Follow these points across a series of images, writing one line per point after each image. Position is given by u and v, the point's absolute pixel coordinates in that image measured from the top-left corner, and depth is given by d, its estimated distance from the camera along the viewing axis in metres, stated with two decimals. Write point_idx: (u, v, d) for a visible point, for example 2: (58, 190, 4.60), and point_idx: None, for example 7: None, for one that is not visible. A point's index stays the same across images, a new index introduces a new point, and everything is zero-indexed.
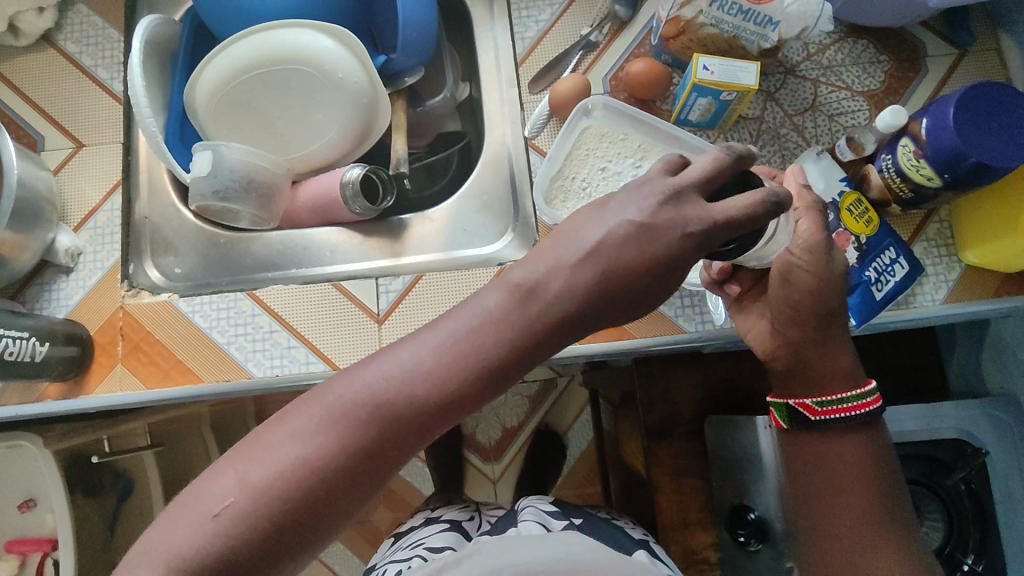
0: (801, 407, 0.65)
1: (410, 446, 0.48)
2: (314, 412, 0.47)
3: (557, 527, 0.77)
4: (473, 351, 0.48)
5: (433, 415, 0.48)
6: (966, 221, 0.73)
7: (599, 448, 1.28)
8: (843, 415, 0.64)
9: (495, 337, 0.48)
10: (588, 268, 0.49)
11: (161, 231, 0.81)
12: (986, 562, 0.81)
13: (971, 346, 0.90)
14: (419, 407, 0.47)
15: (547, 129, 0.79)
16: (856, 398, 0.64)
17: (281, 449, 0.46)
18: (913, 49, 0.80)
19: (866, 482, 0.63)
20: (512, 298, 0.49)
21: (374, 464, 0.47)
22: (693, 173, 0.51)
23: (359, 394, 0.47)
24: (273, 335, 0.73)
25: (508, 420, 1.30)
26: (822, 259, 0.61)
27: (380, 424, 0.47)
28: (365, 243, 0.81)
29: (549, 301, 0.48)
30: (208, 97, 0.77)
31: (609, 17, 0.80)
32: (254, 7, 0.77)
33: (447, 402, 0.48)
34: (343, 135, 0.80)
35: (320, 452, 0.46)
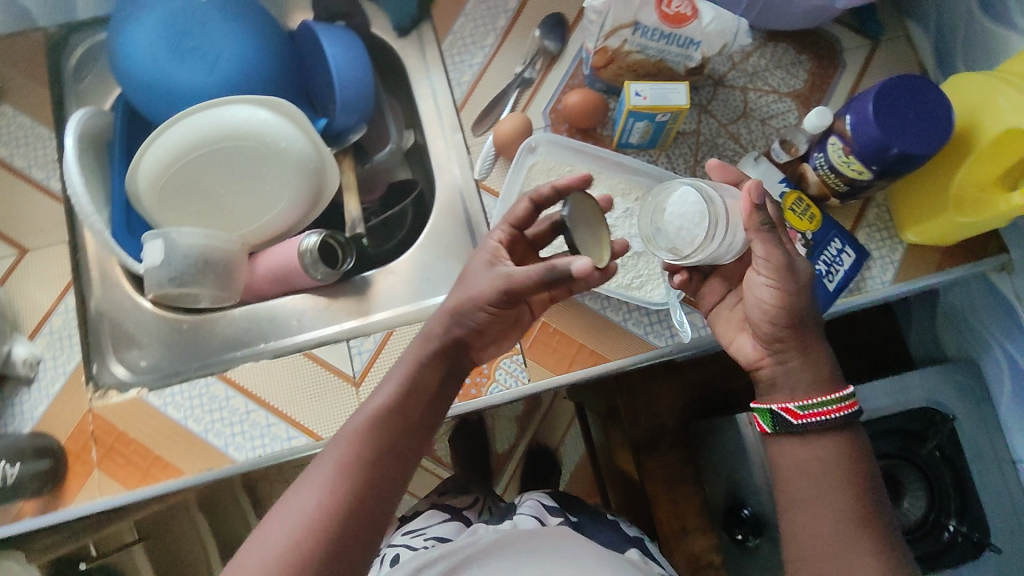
0: (784, 411, 0.63)
1: (400, 476, 0.57)
2: (314, 471, 0.55)
3: (553, 522, 0.78)
4: (418, 382, 0.61)
5: (408, 438, 0.59)
6: (902, 205, 0.77)
7: (592, 458, 1.21)
8: (825, 418, 0.62)
9: (428, 369, 0.63)
10: (486, 294, 0.63)
11: (121, 325, 0.79)
12: (970, 523, 0.84)
13: (925, 318, 0.98)
14: (400, 437, 0.58)
15: (495, 168, 0.80)
16: (835, 402, 0.62)
17: (296, 506, 0.52)
18: (831, 44, 0.83)
19: (844, 483, 0.61)
20: (436, 340, 0.64)
21: (382, 499, 0.55)
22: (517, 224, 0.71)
23: (352, 443, 0.56)
24: (252, 414, 0.73)
25: (497, 446, 1.19)
26: (786, 274, 0.61)
27: (377, 462, 0.56)
28: (330, 307, 0.80)
29: (466, 336, 0.65)
30: (151, 183, 0.76)
31: (540, 53, 0.82)
32: (184, 89, 0.76)
33: (412, 423, 0.60)
34: (293, 205, 0.79)
35: (337, 497, 0.52)
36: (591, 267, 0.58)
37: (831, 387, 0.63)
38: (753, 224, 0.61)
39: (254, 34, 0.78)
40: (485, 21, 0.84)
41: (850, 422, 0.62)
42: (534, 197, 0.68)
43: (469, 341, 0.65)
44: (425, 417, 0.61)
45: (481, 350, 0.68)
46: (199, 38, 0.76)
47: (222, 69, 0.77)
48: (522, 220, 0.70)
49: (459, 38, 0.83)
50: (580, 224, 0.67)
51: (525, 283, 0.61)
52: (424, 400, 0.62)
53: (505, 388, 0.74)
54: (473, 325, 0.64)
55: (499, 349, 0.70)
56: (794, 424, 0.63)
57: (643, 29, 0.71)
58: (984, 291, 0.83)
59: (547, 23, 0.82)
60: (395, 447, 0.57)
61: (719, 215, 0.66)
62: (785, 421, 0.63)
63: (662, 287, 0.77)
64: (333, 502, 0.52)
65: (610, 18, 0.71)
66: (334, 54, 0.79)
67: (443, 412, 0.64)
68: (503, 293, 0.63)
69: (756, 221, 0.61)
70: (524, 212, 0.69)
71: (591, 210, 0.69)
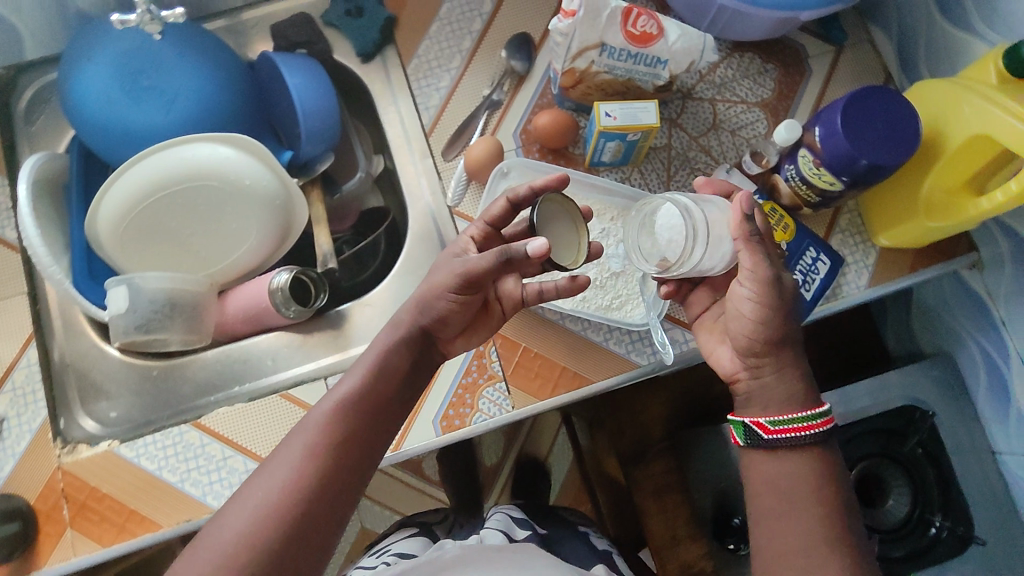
0: (755, 425, 0.62)
1: (369, 455, 0.59)
2: (285, 451, 0.56)
3: (521, 536, 0.76)
4: (389, 364, 0.63)
5: (377, 418, 0.61)
6: (874, 210, 0.77)
7: (580, 467, 1.19)
8: (794, 436, 0.60)
9: (399, 352, 0.64)
10: (451, 281, 0.63)
11: (88, 375, 0.76)
12: (953, 518, 0.83)
13: (901, 313, 0.99)
14: (369, 418, 0.60)
15: (469, 192, 0.79)
16: (807, 419, 0.61)
17: (265, 486, 0.53)
18: (796, 53, 0.83)
19: (822, 500, 0.58)
20: (407, 322, 0.65)
21: (344, 484, 0.56)
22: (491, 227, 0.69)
23: (318, 427, 0.57)
24: (228, 461, 0.70)
25: (485, 460, 1.12)
26: (772, 288, 0.60)
27: (341, 445, 0.57)
28: (306, 343, 0.78)
29: (430, 325, 0.66)
30: (111, 227, 0.73)
31: (507, 74, 0.81)
32: (142, 130, 0.74)
33: (382, 404, 0.61)
34: (262, 240, 0.79)
35: (299, 479, 0.54)
36: (548, 249, 0.58)
37: (806, 403, 0.62)
38: (742, 232, 0.61)
39: (212, 68, 0.76)
40: (450, 43, 0.82)
41: (824, 438, 0.61)
42: (509, 196, 0.67)
43: (434, 330, 0.66)
44: (394, 400, 0.62)
45: (450, 342, 0.69)
46: (155, 77, 0.74)
47: (180, 106, 0.74)
48: (498, 220, 0.69)
49: (424, 61, 0.82)
50: (551, 227, 0.66)
51: (480, 270, 0.61)
52: (390, 386, 0.63)
53: (488, 417, 0.72)
54: (438, 315, 0.65)
55: (470, 343, 0.70)
56: (763, 438, 0.61)
57: (609, 50, 0.71)
58: (957, 288, 0.84)
59: (513, 43, 0.82)
60: (358, 433, 0.58)
61: (700, 225, 0.65)
62: (756, 435, 0.62)
63: (644, 307, 0.76)
64: (294, 484, 0.53)
65: (576, 40, 0.70)
66: (295, 84, 0.77)
67: (409, 400, 0.65)
68: (464, 282, 0.63)
69: (745, 230, 0.60)
70: (500, 211, 0.68)
71: (569, 213, 0.68)
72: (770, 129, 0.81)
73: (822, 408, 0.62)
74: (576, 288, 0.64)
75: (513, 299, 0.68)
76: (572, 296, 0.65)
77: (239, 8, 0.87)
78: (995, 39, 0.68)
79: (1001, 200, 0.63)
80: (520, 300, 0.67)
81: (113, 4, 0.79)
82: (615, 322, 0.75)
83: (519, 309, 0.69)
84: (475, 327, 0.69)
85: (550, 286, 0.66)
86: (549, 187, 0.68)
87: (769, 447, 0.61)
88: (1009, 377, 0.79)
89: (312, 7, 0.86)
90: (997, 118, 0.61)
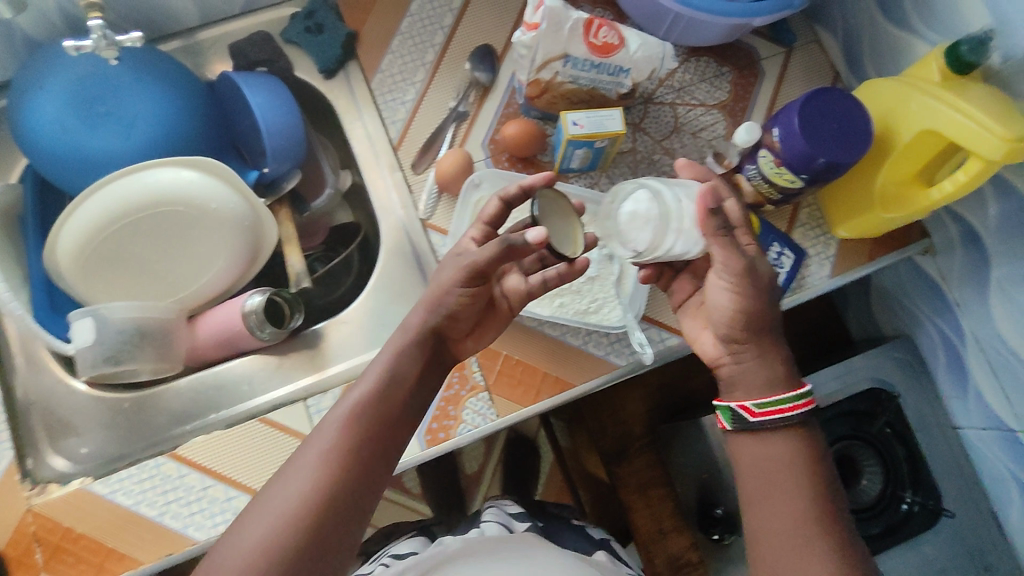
0: (742, 409, 0.64)
1: (387, 457, 0.59)
2: (304, 457, 0.56)
3: (520, 527, 0.78)
4: (402, 369, 0.63)
5: (392, 422, 0.61)
6: (832, 204, 0.80)
7: (561, 467, 1.16)
8: (780, 416, 0.63)
9: (410, 358, 0.64)
10: (458, 274, 0.64)
11: (55, 412, 0.74)
12: (922, 493, 0.87)
13: (861, 300, 1.04)
14: (385, 422, 0.60)
15: (441, 204, 0.79)
16: (791, 400, 0.63)
17: (285, 491, 0.53)
18: (748, 56, 0.86)
19: (802, 481, 0.61)
20: (417, 328, 0.66)
21: (361, 488, 0.56)
22: (490, 226, 0.69)
23: (335, 432, 0.57)
24: (210, 489, 0.68)
25: (465, 467, 1.12)
26: (748, 280, 0.62)
27: (357, 449, 0.57)
28: (282, 365, 0.77)
29: (440, 324, 0.66)
30: (71, 258, 0.71)
31: (472, 85, 0.82)
32: (99, 156, 0.71)
33: (397, 409, 0.62)
34: (231, 263, 0.77)
35: (316, 484, 0.53)
36: (545, 239, 0.60)
37: (788, 386, 0.64)
38: (709, 228, 0.60)
39: (171, 90, 0.74)
40: (413, 56, 0.83)
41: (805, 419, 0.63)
42: (504, 195, 0.68)
43: (444, 330, 0.67)
44: (408, 404, 0.63)
45: (460, 342, 0.70)
46: (113, 102, 0.72)
47: (140, 131, 0.72)
48: (495, 219, 0.69)
49: (388, 76, 0.82)
50: (548, 223, 0.67)
51: (484, 262, 0.62)
52: (402, 391, 0.63)
53: (474, 428, 0.72)
54: (449, 311, 0.65)
55: (479, 343, 0.70)
56: (750, 421, 0.64)
57: (574, 61, 0.73)
58: (912, 273, 0.88)
59: (476, 55, 0.82)
60: (373, 436, 0.59)
61: (670, 210, 0.66)
62: (743, 418, 0.64)
63: (619, 309, 0.77)
64: (313, 488, 0.53)
65: (540, 52, 0.72)
66: (258, 103, 0.76)
67: (422, 402, 0.65)
68: (471, 272, 0.63)
69: (711, 225, 0.60)
70: (496, 211, 0.69)
71: (558, 207, 0.69)
72: (729, 129, 0.84)
73: (803, 389, 0.64)
74: (576, 272, 0.66)
75: (518, 294, 0.67)
76: (572, 281, 0.67)
77: (195, 28, 0.85)
78: (935, 39, 0.72)
79: (950, 191, 0.66)
80: (525, 295, 0.67)
81: (64, 30, 0.77)
82: (592, 326, 0.76)
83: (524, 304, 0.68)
84: (485, 324, 0.70)
85: (552, 274, 0.66)
86: (539, 186, 0.68)
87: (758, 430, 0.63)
88: (966, 356, 0.83)
89: (271, 25, 0.85)
90: (944, 113, 0.65)
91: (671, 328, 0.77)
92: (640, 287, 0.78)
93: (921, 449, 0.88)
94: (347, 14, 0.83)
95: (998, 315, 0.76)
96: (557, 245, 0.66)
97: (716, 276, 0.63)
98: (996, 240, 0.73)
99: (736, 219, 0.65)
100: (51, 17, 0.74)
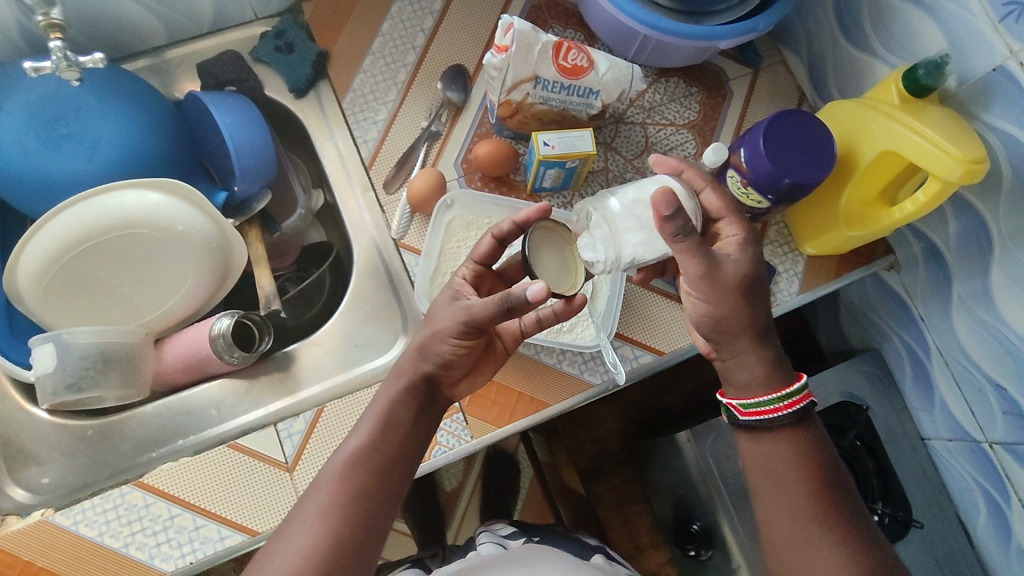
0: (729, 405, 0.63)
1: (389, 505, 0.58)
2: (303, 515, 0.55)
3: (516, 544, 0.78)
4: (398, 414, 0.62)
5: (392, 469, 0.59)
6: (800, 222, 0.82)
7: (541, 480, 1.12)
8: (767, 418, 0.60)
9: (406, 402, 0.63)
10: (455, 321, 0.62)
11: (15, 442, 0.72)
12: (893, 504, 0.87)
13: (831, 313, 1.06)
14: (383, 470, 0.58)
15: (413, 225, 0.79)
16: (776, 402, 0.60)
17: (285, 553, 0.52)
18: (717, 76, 0.88)
19: (786, 494, 0.59)
20: (413, 371, 0.64)
21: (363, 541, 0.54)
22: (484, 262, 0.70)
23: (332, 485, 0.56)
24: (178, 519, 0.67)
25: (444, 483, 1.07)
26: (712, 285, 0.59)
27: (358, 501, 0.56)
28: (252, 390, 0.76)
29: (434, 372, 0.64)
30: (33, 282, 0.69)
31: (445, 105, 0.82)
32: (60, 177, 0.70)
33: (395, 455, 0.60)
34: (198, 286, 0.76)
35: (318, 544, 0.52)
36: (547, 293, 0.57)
37: (777, 384, 0.61)
38: (668, 233, 0.57)
39: (136, 112, 0.73)
40: (384, 76, 0.82)
41: (798, 417, 0.60)
42: (496, 233, 0.68)
43: (438, 375, 0.65)
44: (407, 448, 0.61)
45: (455, 385, 0.67)
46: (76, 123, 0.70)
47: (103, 153, 0.71)
48: (488, 256, 0.69)
49: (360, 95, 0.82)
50: (543, 258, 0.66)
51: (484, 315, 0.60)
52: (398, 435, 0.61)
53: (448, 450, 0.72)
54: (442, 358, 0.63)
55: (474, 384, 0.69)
56: (739, 420, 0.62)
57: (544, 83, 0.74)
58: (878, 287, 0.90)
59: (448, 75, 0.82)
60: (375, 485, 0.57)
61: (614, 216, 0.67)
62: (733, 416, 0.63)
63: (592, 328, 0.78)
64: (314, 547, 0.52)
65: (510, 74, 0.72)
66: (226, 123, 0.75)
67: (423, 445, 0.63)
68: (464, 325, 0.61)
69: (670, 229, 0.57)
70: (488, 249, 0.69)
71: (556, 239, 0.68)
72: (699, 148, 0.85)
73: (794, 387, 0.61)
74: (573, 310, 0.64)
75: (513, 333, 0.70)
76: (569, 318, 0.65)
77: (162, 47, 0.84)
78: (895, 61, 0.74)
79: (911, 210, 0.68)
80: (519, 334, 0.69)
81: (25, 49, 0.75)
82: (566, 345, 0.76)
83: (520, 341, 0.70)
84: (481, 366, 0.69)
85: (546, 312, 0.66)
86: (534, 219, 0.68)
87: (746, 428, 0.62)
88: (931, 368, 0.85)
89: (241, 45, 0.85)
90: (902, 133, 0.67)
91: (644, 345, 0.78)
92: (613, 307, 0.77)
93: (891, 462, 0.89)
94: (317, 34, 0.83)
95: (960, 329, 0.78)
96: (555, 282, 0.66)
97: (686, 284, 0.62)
98: (957, 255, 0.75)
99: (717, 209, 0.65)
100: (11, 36, 0.72)
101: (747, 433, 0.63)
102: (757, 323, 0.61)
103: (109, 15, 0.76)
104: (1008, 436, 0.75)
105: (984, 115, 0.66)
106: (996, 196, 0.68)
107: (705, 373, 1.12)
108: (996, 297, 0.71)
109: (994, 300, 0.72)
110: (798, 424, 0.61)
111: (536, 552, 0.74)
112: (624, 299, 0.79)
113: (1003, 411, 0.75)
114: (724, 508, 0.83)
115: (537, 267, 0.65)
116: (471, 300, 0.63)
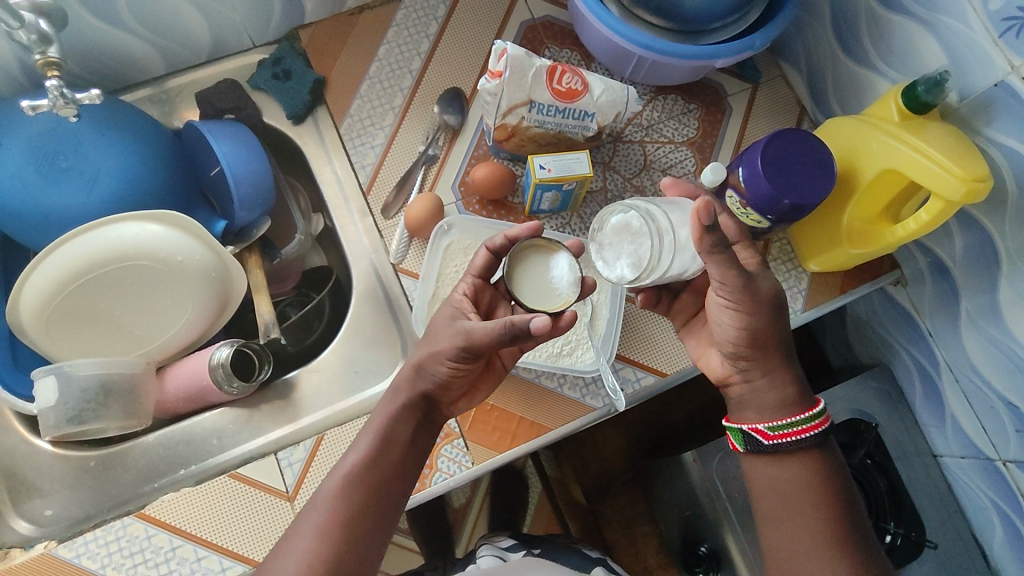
0: (754, 431, 0.61)
1: (387, 524, 0.57)
2: (302, 536, 0.54)
3: (516, 557, 0.78)
4: (396, 434, 0.61)
5: (390, 489, 0.59)
6: (801, 240, 0.80)
7: (549, 495, 1.09)
8: (796, 439, 0.59)
9: (403, 424, 0.62)
10: (450, 348, 0.61)
11: (19, 474, 0.73)
12: (907, 525, 0.84)
13: (837, 327, 1.05)
14: (381, 489, 0.58)
15: (411, 251, 0.78)
16: (805, 421, 0.60)
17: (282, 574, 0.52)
18: (716, 92, 0.87)
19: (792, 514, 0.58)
20: (411, 392, 0.63)
21: (359, 561, 0.54)
22: (479, 276, 0.69)
23: (329, 504, 0.56)
24: (179, 551, 0.67)
25: (451, 499, 1.04)
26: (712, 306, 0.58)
27: (355, 521, 0.55)
28: (253, 418, 0.76)
29: (431, 390, 0.64)
30: (34, 315, 0.70)
31: (441, 128, 0.82)
32: (61, 214, 0.71)
33: (393, 473, 0.60)
34: (199, 313, 0.76)
35: (314, 565, 0.52)
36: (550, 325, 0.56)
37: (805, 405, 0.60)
38: (707, 246, 0.54)
39: (134, 144, 0.74)
40: (382, 100, 0.83)
41: (823, 439, 0.60)
42: (490, 247, 0.68)
43: (435, 396, 0.65)
44: (405, 467, 0.61)
45: (453, 403, 0.67)
46: (74, 157, 0.71)
47: (102, 186, 0.72)
48: (485, 271, 0.69)
49: (357, 121, 0.82)
50: (526, 277, 0.66)
51: (478, 341, 0.59)
52: (397, 453, 0.61)
53: (449, 476, 0.71)
54: (439, 379, 0.63)
55: (473, 403, 0.69)
56: (765, 445, 0.60)
57: (540, 107, 0.74)
58: (886, 303, 0.88)
59: (445, 97, 0.82)
60: (371, 504, 0.57)
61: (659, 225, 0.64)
62: (756, 441, 0.61)
63: (592, 352, 0.76)
64: (309, 564, 0.52)
65: (505, 98, 0.72)
66: (223, 152, 0.75)
67: (421, 464, 0.63)
68: (460, 347, 0.61)
69: (709, 242, 0.54)
70: (485, 262, 0.69)
71: (541, 257, 0.67)
72: (698, 166, 0.84)
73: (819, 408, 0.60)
74: (560, 328, 0.64)
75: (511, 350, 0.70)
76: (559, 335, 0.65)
77: (163, 77, 0.85)
78: (894, 75, 0.73)
79: (914, 228, 0.66)
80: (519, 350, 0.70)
81: (27, 84, 0.76)
82: (565, 369, 0.75)
83: (519, 358, 0.71)
84: (477, 388, 0.69)
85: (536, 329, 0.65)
86: (524, 236, 0.68)
87: (769, 453, 0.60)
88: (941, 385, 0.83)
89: (239, 72, 0.86)
90: (904, 153, 0.65)
91: (646, 367, 0.77)
92: (612, 328, 0.77)
93: (902, 479, 0.87)
94: (313, 60, 0.83)
95: (969, 345, 0.76)
96: (545, 300, 0.65)
97: (717, 295, 0.59)
98: (963, 271, 0.74)
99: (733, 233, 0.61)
100: (11, 72, 0.73)
101: (751, 457, 0.62)
102: (767, 348, 0.59)
103: (108, 48, 0.77)
104: (1021, 454, 0.74)
105: (987, 130, 0.65)
106: (1001, 211, 0.66)
107: (710, 392, 1.11)
108: (1004, 313, 0.70)
109: (1003, 315, 0.70)
110: (820, 451, 0.60)
111: (538, 565, 0.73)
112: (625, 320, 0.78)
113: (1015, 428, 0.73)
114: (729, 527, 0.82)
115: (518, 289, 0.66)
116: (470, 320, 0.62)
